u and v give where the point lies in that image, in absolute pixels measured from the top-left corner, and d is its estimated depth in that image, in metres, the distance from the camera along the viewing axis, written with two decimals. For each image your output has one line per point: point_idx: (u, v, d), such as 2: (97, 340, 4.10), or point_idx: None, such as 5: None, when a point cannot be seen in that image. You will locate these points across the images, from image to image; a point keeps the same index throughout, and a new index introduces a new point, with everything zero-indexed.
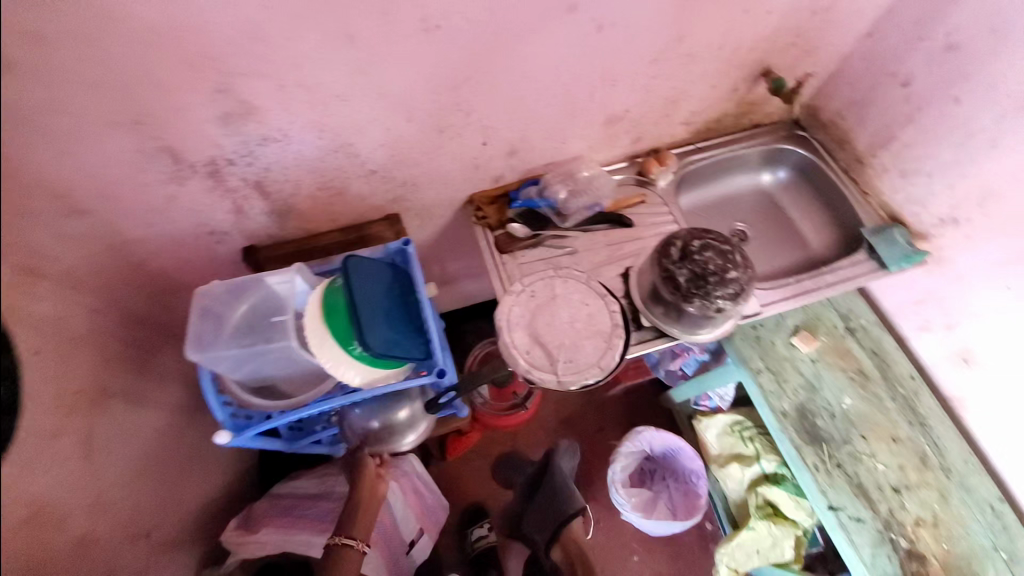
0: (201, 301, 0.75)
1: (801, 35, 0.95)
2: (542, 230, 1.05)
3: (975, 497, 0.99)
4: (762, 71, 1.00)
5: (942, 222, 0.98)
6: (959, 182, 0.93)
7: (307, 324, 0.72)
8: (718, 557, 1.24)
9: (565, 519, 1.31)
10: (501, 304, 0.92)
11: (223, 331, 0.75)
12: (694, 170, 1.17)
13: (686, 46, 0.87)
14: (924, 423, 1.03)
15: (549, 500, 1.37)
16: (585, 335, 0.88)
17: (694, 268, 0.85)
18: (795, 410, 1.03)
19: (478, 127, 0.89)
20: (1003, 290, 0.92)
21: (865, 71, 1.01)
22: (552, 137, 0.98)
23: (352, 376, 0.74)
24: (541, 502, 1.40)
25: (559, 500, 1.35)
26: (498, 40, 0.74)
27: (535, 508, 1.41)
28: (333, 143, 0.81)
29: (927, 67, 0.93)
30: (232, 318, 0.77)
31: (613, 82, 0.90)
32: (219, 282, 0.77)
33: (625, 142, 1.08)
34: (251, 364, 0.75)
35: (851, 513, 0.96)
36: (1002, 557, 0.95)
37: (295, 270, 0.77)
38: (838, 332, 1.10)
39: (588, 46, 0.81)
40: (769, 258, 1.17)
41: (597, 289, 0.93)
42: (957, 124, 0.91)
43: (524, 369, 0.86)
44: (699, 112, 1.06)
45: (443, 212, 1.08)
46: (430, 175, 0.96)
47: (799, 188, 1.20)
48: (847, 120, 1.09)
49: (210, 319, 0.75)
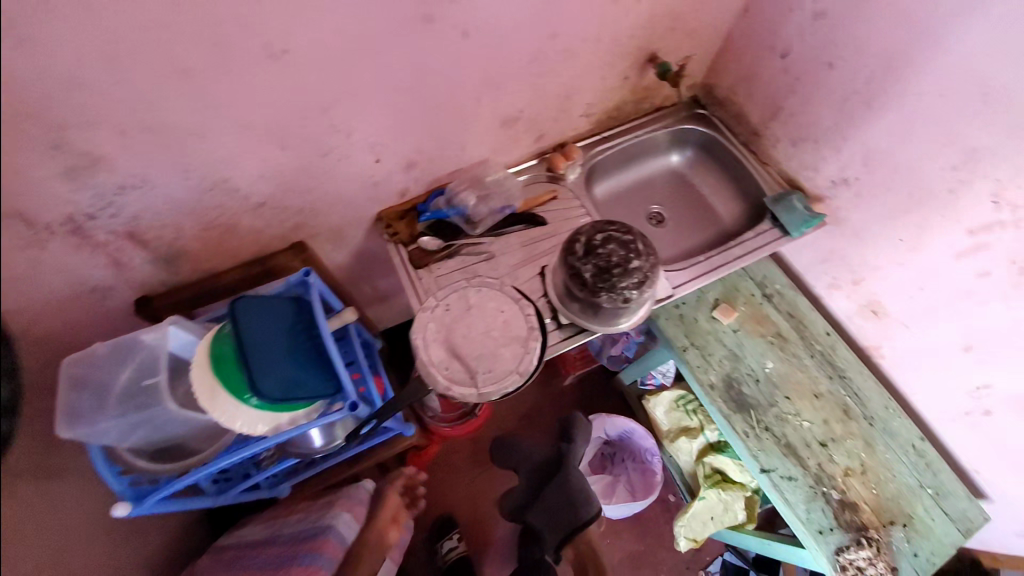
0: (75, 369, 0.69)
1: (679, 18, 0.97)
2: (455, 239, 1.04)
3: (898, 440, 1.04)
4: (647, 57, 1.02)
5: (834, 184, 1.02)
6: (843, 145, 0.97)
7: (191, 374, 0.68)
8: (676, 530, 1.27)
9: (581, 525, 1.19)
10: (416, 323, 0.89)
11: (106, 399, 0.71)
12: (602, 161, 1.19)
13: (563, 41, 0.87)
14: (842, 375, 1.08)
15: (565, 509, 1.20)
16: (502, 343, 0.88)
17: (598, 262, 0.86)
18: (722, 380, 1.07)
19: (366, 146, 0.86)
20: (896, 243, 0.96)
21: (748, 47, 1.05)
22: (449, 145, 0.96)
23: (255, 425, 0.72)
24: (557, 503, 1.21)
25: (576, 508, 1.19)
26: (361, 57, 0.72)
27: (550, 506, 1.22)
28: (205, 182, 0.77)
29: (797, 38, 0.96)
30: (114, 384, 0.73)
31: (498, 84, 0.89)
32: (95, 346, 0.73)
33: (529, 141, 1.08)
34: (144, 429, 0.74)
35: (782, 473, 1.00)
36: (928, 492, 1.01)
37: (170, 323, 0.76)
38: (755, 300, 1.15)
39: (461, 52, 0.79)
40: (685, 236, 1.21)
41: (511, 293, 0.93)
42: (834, 89, 0.94)
43: (443, 386, 0.84)
44: (595, 103, 1.08)
45: (352, 233, 1.04)
46: (327, 199, 0.93)
47: (705, 166, 1.24)
48: (739, 95, 1.12)
49: (89, 388, 0.70)
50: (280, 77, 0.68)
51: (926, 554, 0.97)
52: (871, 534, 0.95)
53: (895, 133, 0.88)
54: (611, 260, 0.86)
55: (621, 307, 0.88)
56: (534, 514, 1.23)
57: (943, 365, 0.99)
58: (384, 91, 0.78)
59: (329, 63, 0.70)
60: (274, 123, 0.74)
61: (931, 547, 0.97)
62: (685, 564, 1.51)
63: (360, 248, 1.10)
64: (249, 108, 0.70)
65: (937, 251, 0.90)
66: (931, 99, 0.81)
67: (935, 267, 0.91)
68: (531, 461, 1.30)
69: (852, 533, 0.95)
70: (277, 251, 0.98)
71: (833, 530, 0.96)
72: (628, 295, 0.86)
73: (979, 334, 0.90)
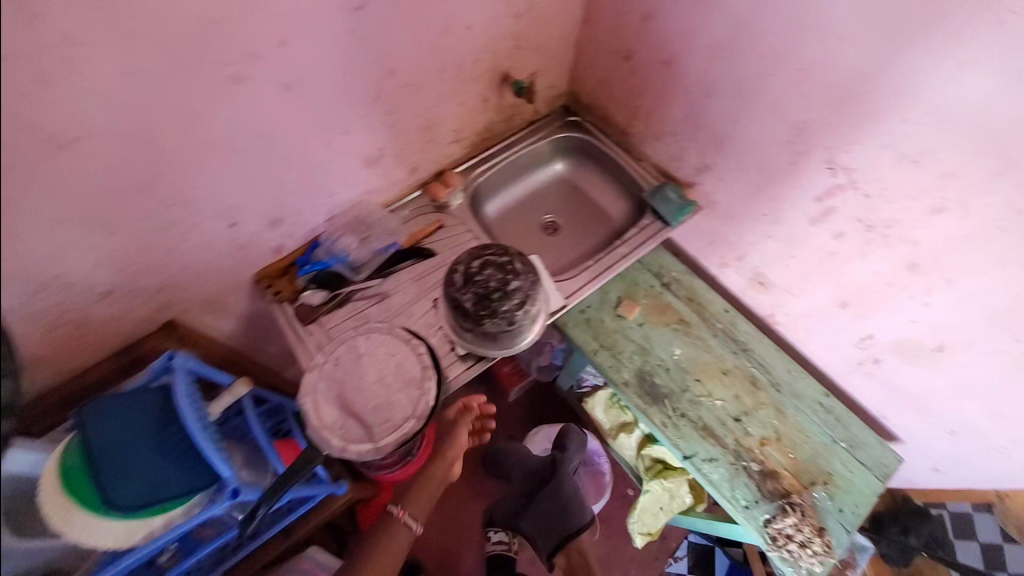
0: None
1: (521, 37, 0.99)
2: (341, 289, 1.00)
3: (805, 401, 1.08)
4: (501, 78, 1.04)
5: (699, 171, 1.07)
6: (697, 134, 1.02)
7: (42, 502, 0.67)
8: (631, 528, 1.30)
9: (571, 534, 1.22)
10: (303, 385, 0.85)
11: None
12: (486, 181, 1.20)
13: (404, 77, 0.87)
14: (746, 348, 1.14)
15: (555, 514, 1.23)
16: (397, 389, 0.85)
17: (477, 290, 0.86)
18: (634, 376, 1.10)
19: (215, 212, 0.82)
20: (761, 218, 1.01)
21: (598, 53, 1.09)
22: (314, 194, 0.94)
23: (120, 538, 0.70)
24: (548, 509, 1.25)
25: (566, 515, 1.23)
26: (175, 129, 0.68)
27: (542, 512, 1.25)
28: (27, 285, 0.70)
29: (635, 39, 1.00)
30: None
31: (348, 129, 0.88)
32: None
33: (403, 175, 1.07)
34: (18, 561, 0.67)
35: (703, 456, 1.03)
36: (844, 446, 1.05)
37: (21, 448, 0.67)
38: (656, 291, 1.19)
39: (292, 104, 0.77)
40: (581, 241, 1.24)
41: (401, 334, 0.90)
42: (678, 83, 0.98)
43: (339, 448, 0.80)
44: (463, 128, 1.09)
45: (232, 300, 1.00)
46: (189, 273, 0.88)
47: (588, 169, 1.28)
48: (602, 98, 1.16)
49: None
50: (82, 166, 0.64)
51: (851, 508, 1.00)
52: (794, 500, 0.99)
53: (735, 116, 0.93)
54: (489, 285, 0.86)
55: (509, 329, 0.88)
56: (526, 521, 1.26)
57: (829, 325, 1.03)
58: (218, 156, 0.75)
59: (139, 141, 0.66)
60: (94, 211, 0.69)
61: (855, 501, 1.00)
62: (653, 553, 1.55)
63: (248, 313, 1.06)
64: (59, 203, 0.65)
65: (796, 221, 0.95)
66: (756, 82, 0.86)
67: (799, 235, 0.96)
68: (525, 466, 1.35)
69: (778, 503, 0.99)
70: (147, 334, 0.92)
71: (758, 502, 1.00)
72: (513, 316, 0.86)
73: (852, 292, 0.95)
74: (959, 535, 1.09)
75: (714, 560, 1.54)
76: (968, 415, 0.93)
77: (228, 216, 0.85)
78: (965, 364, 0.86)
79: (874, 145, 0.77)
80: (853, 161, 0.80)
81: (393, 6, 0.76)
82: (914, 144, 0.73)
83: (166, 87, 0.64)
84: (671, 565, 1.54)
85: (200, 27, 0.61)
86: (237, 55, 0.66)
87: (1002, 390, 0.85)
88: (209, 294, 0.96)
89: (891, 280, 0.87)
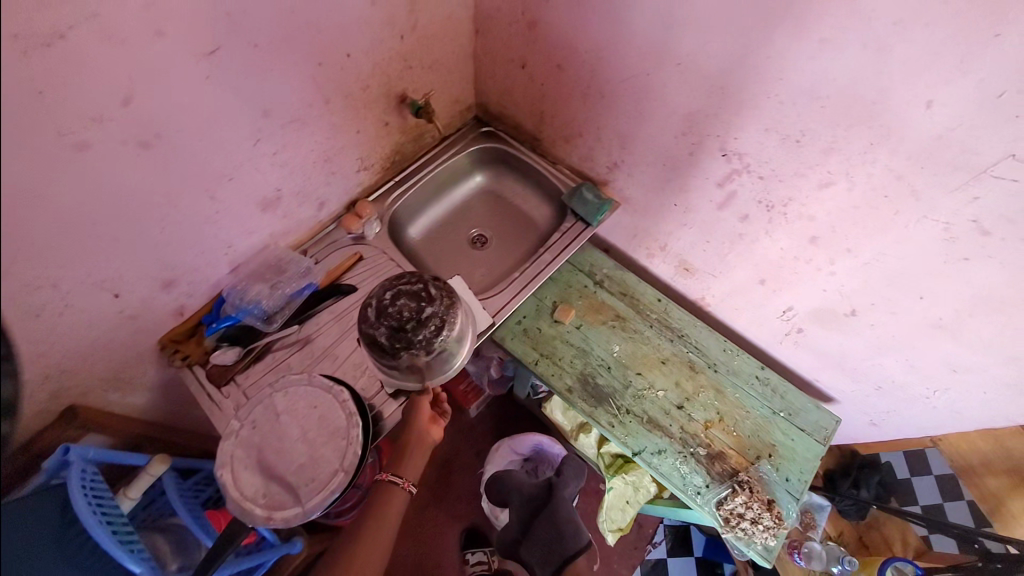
0: None
1: (410, 56, 0.96)
2: (255, 342, 0.96)
3: (741, 378, 1.12)
4: (398, 99, 1.01)
5: (611, 168, 1.08)
6: (600, 133, 1.02)
7: None
8: (601, 527, 1.32)
9: (569, 558, 1.17)
10: (222, 453, 0.82)
11: None
12: (404, 204, 1.16)
13: (284, 115, 0.82)
14: (681, 335, 1.17)
15: (552, 541, 1.20)
16: (322, 442, 0.82)
17: (390, 322, 0.82)
18: (577, 381, 1.11)
19: (91, 286, 0.76)
20: (673, 208, 1.03)
21: (494, 62, 1.07)
22: (208, 248, 0.88)
23: None
24: (544, 533, 1.22)
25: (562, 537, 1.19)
26: (19, 212, 0.61)
27: (540, 536, 1.22)
28: None
29: (526, 47, 0.99)
30: None
31: (233, 176, 0.83)
32: None
33: (311, 212, 1.03)
34: None
35: (651, 449, 1.05)
36: (781, 416, 1.09)
37: None
38: (589, 291, 1.20)
39: (159, 162, 0.71)
40: (510, 250, 1.22)
41: (321, 383, 0.87)
42: (573, 86, 0.98)
43: (264, 517, 0.78)
44: (368, 155, 1.05)
45: (138, 373, 0.94)
46: (77, 353, 0.81)
47: (507, 177, 1.27)
48: (508, 106, 1.15)
49: None
50: None
51: (796, 476, 1.03)
52: (742, 478, 1.02)
53: (632, 113, 0.93)
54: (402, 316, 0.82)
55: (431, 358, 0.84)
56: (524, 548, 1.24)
57: (753, 301, 1.07)
58: (82, 229, 0.69)
59: None
60: None
61: (800, 467, 1.04)
62: (632, 543, 1.57)
63: (163, 382, 1.01)
64: None
65: (705, 208, 0.97)
66: (645, 78, 0.86)
67: (710, 221, 0.98)
68: (522, 493, 1.32)
69: (726, 484, 1.01)
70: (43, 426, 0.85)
71: (709, 486, 1.02)
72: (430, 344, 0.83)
73: (767, 270, 0.97)
74: (915, 472, 1.11)
75: (690, 539, 1.58)
76: (886, 370, 0.95)
77: (109, 287, 0.79)
78: (875, 325, 0.89)
79: (759, 128, 0.77)
80: (743, 147, 0.81)
81: (255, 45, 0.71)
82: (793, 124, 0.73)
83: None
84: (651, 552, 1.56)
85: (21, 99, 0.55)
86: (75, 122, 0.60)
87: (911, 345, 0.87)
88: (109, 369, 0.89)
89: (797, 254, 0.89)
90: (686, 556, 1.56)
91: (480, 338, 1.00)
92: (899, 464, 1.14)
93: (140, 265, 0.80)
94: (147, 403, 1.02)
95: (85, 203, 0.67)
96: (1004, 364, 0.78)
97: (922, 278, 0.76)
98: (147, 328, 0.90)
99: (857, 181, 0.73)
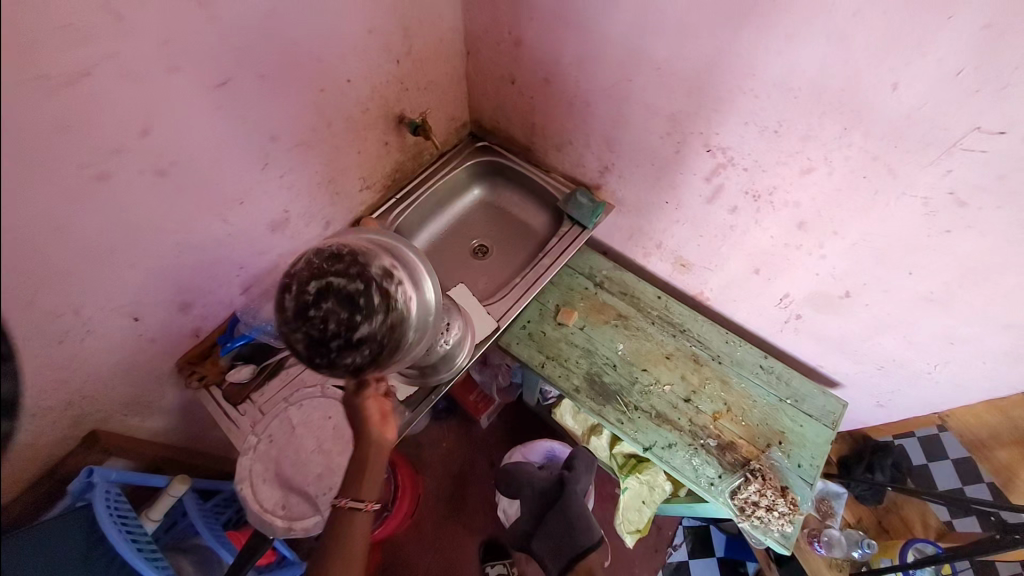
0: None
1: (406, 79, 1.01)
2: (268, 359, 0.99)
3: (746, 368, 1.14)
4: (396, 120, 1.06)
5: (602, 172, 1.13)
6: (589, 140, 1.07)
7: None
8: (618, 529, 1.31)
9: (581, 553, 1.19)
10: (240, 467, 0.83)
11: None
12: (405, 220, 1.21)
13: (289, 139, 0.87)
14: (683, 329, 1.20)
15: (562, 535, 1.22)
16: (340, 452, 0.85)
17: (310, 331, 0.64)
18: (584, 380, 1.13)
19: (112, 311, 0.79)
20: (664, 205, 1.07)
21: (485, 80, 1.13)
22: (221, 270, 0.92)
23: None
24: (557, 527, 1.23)
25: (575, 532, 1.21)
26: (46, 242, 0.65)
27: (551, 529, 1.24)
28: None
29: (514, 63, 1.05)
30: None
31: (244, 200, 0.87)
32: None
33: (318, 232, 1.07)
34: None
35: (661, 443, 1.06)
36: (788, 403, 1.10)
37: None
38: (591, 292, 1.23)
39: (174, 189, 0.76)
40: (510, 258, 1.26)
41: (335, 394, 0.89)
42: (561, 96, 1.03)
43: (284, 527, 0.79)
44: (370, 174, 1.10)
45: (157, 396, 0.97)
46: (97, 377, 0.84)
47: (505, 188, 1.31)
48: (501, 121, 1.21)
49: None
50: None
51: (808, 462, 1.04)
52: (755, 466, 1.02)
53: (619, 117, 0.98)
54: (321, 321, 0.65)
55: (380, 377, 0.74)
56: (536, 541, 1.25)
57: (750, 291, 1.09)
58: (104, 255, 0.73)
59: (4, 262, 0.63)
60: None
61: (810, 452, 1.05)
62: (651, 547, 1.55)
63: (180, 404, 1.04)
64: None
65: (695, 202, 1.00)
66: (628, 83, 0.91)
67: (701, 215, 1.02)
68: (534, 487, 1.32)
69: (740, 473, 1.02)
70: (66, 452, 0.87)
71: (722, 476, 1.03)
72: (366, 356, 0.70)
73: (760, 258, 1.00)
74: (932, 458, 1.16)
75: (710, 539, 1.57)
76: (886, 349, 0.97)
77: (129, 311, 0.82)
78: (870, 304, 0.91)
79: (740, 121, 0.81)
80: (726, 142, 0.85)
81: (261, 75, 0.76)
82: (771, 115, 0.77)
83: (27, 203, 0.61)
84: (672, 554, 1.55)
85: (50, 136, 0.59)
86: (96, 154, 0.64)
87: (907, 320, 0.89)
88: (129, 393, 0.92)
89: (788, 240, 0.93)
90: (707, 557, 1.54)
91: (486, 344, 1.03)
92: (912, 449, 1.19)
93: (158, 289, 0.84)
94: (166, 426, 1.04)
95: (108, 231, 0.71)
96: (1000, 333, 0.80)
97: (911, 253, 0.79)
98: (165, 351, 0.93)
99: (836, 166, 0.76)
